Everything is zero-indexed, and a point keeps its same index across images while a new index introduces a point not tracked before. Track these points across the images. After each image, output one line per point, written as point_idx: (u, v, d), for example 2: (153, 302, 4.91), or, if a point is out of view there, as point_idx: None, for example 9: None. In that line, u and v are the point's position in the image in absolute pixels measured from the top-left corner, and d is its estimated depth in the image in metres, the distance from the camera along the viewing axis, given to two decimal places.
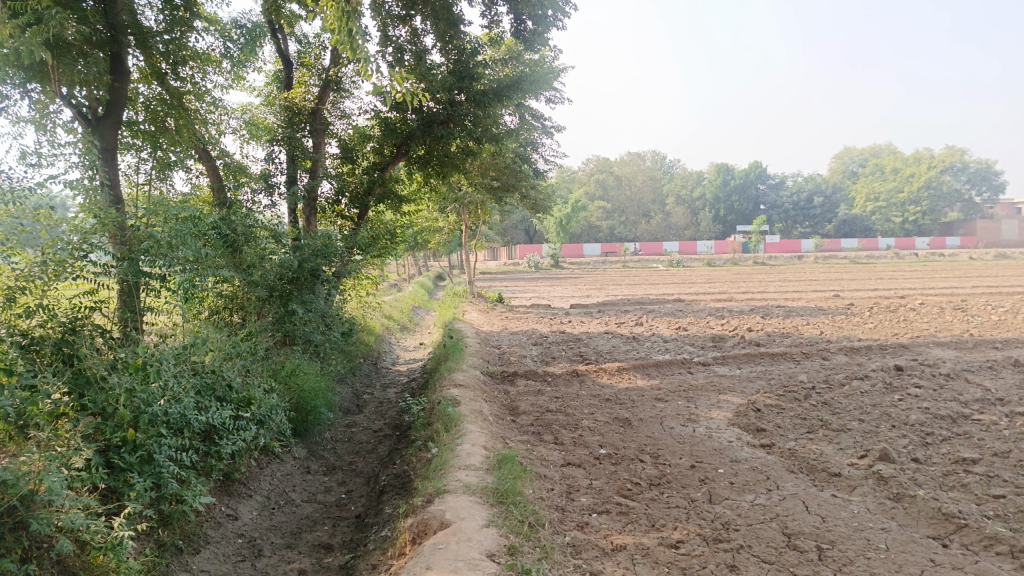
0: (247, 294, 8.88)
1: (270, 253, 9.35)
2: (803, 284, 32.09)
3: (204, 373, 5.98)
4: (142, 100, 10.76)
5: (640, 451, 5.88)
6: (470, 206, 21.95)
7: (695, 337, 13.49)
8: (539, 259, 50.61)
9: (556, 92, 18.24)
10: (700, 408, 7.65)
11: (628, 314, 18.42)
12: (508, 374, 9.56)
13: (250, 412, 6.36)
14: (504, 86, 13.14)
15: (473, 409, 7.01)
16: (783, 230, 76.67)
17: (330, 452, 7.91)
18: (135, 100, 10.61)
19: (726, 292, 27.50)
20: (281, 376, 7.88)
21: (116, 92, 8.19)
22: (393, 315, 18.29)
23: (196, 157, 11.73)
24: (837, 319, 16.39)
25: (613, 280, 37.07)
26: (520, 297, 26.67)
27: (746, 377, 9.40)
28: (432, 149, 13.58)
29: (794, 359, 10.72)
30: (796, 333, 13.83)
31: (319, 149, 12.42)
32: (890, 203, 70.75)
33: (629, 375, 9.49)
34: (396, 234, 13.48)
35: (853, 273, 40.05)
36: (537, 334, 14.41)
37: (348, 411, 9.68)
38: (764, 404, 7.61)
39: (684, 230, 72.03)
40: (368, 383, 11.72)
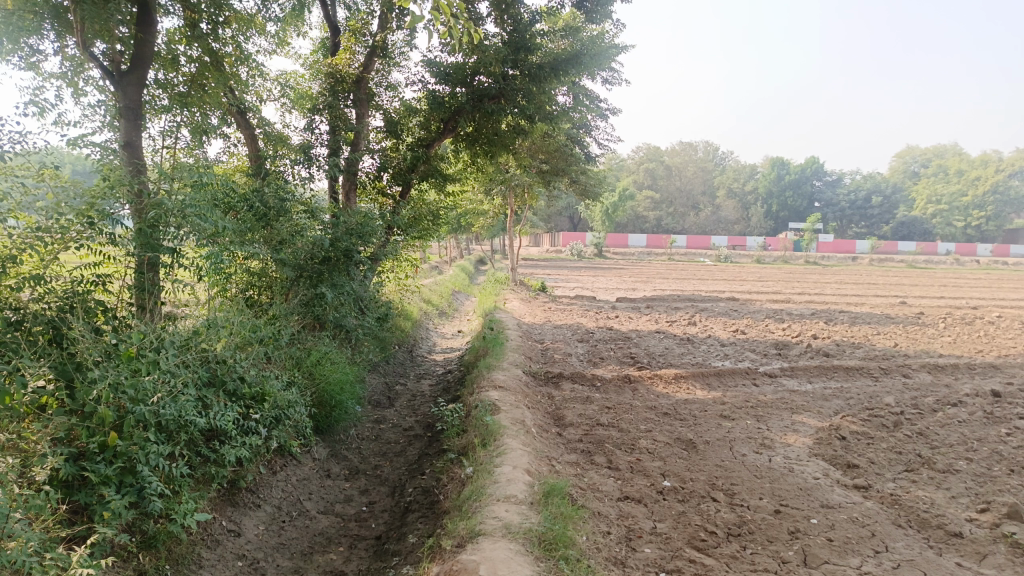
0: (275, 273, 8.13)
1: (303, 227, 8.53)
2: (862, 287, 30.51)
3: (213, 363, 5.25)
4: (183, 61, 10.02)
5: (712, 486, 4.97)
6: (517, 189, 21.07)
7: (755, 342, 12.41)
8: (582, 248, 49.58)
9: (613, 72, 17.25)
10: (774, 431, 6.67)
11: (679, 312, 17.37)
12: (554, 374, 8.69)
13: (262, 411, 5.57)
14: (561, 61, 12.17)
15: (514, 417, 6.17)
16: (837, 229, 73.88)
17: (355, 453, 7.18)
18: (173, 63, 9.89)
19: (781, 292, 26.15)
20: (305, 366, 7.13)
21: (143, 45, 7.53)
22: (432, 299, 17.60)
23: (233, 122, 11.24)
24: (909, 329, 15.10)
25: (661, 273, 35.89)
26: (564, 287, 25.73)
27: (821, 395, 8.35)
28: (482, 126, 12.70)
29: (872, 376, 9.61)
30: (866, 343, 12.66)
31: (362, 121, 11.68)
32: (952, 207, 67.54)
33: (687, 384, 8.55)
34: (439, 215, 12.68)
35: (913, 278, 38.05)
36: (583, 329, 13.52)
37: (378, 405, 8.96)
38: (849, 432, 6.60)
39: (734, 225, 70.07)
40: (401, 374, 11.01)
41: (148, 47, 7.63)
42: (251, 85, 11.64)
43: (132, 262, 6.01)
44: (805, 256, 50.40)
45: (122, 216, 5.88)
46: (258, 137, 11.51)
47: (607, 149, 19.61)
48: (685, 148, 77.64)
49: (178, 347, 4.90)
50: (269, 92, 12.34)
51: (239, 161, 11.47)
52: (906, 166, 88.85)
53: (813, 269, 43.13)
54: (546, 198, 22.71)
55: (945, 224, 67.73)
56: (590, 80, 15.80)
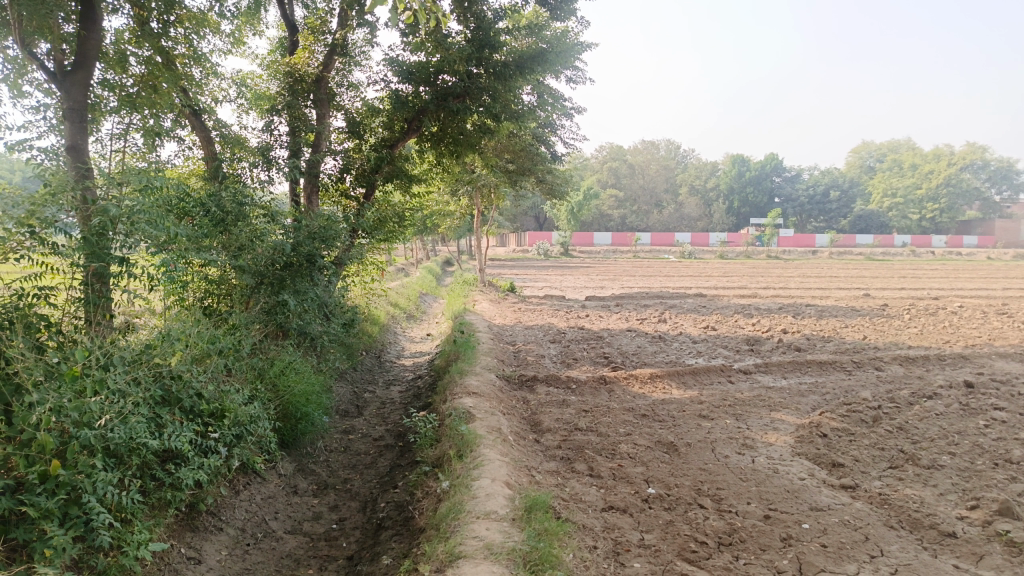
0: (234, 280, 7.76)
1: (263, 232, 8.15)
2: (825, 281, 30.92)
3: (167, 379, 4.90)
4: (134, 62, 9.57)
5: (697, 491, 4.80)
6: (483, 189, 20.80)
7: (728, 339, 12.35)
8: (548, 247, 49.49)
9: (577, 70, 17.10)
10: (754, 430, 6.54)
11: (649, 309, 17.30)
12: (528, 377, 8.47)
13: (222, 429, 5.25)
14: (526, 58, 11.95)
15: (489, 425, 5.92)
16: (798, 224, 75.07)
17: (322, 467, 6.86)
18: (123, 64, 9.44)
19: (747, 287, 26.35)
20: (268, 378, 6.80)
21: (87, 43, 7.12)
22: (400, 302, 17.26)
23: (187, 124, 10.80)
24: (876, 321, 15.22)
25: (628, 270, 35.93)
26: (532, 287, 25.55)
27: (797, 391, 8.27)
28: (446, 125, 12.41)
29: (845, 370, 9.58)
30: (837, 337, 12.69)
31: (323, 121, 11.33)
32: (907, 200, 69.09)
33: (664, 384, 8.40)
34: (404, 217, 12.37)
35: (874, 270, 38.69)
36: (555, 330, 13.33)
37: (346, 415, 8.64)
38: (830, 429, 6.50)
39: (698, 221, 70.71)
40: (370, 380, 10.68)
41: (92, 45, 7.22)
42: (205, 86, 11.21)
43: (80, 273, 5.64)
44: (767, 251, 51.05)
45: (66, 224, 5.49)
46: (214, 139, 11.09)
47: (572, 147, 19.45)
48: (647, 146, 78.12)
49: (127, 365, 4.54)
50: (225, 93, 11.90)
51: (195, 165, 11.02)
52: (862, 161, 90.77)
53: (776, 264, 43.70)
54: (512, 198, 22.48)
55: (901, 217, 69.26)
56: (555, 78, 15.61)
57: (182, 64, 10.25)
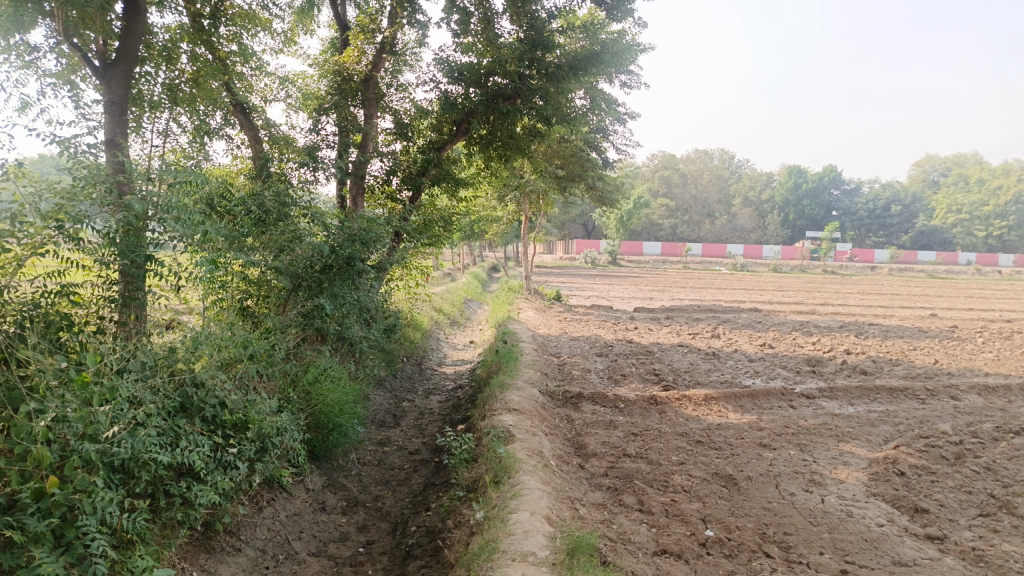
0: (270, 282, 7.46)
1: (302, 233, 7.80)
2: (887, 298, 29.60)
3: (187, 387, 4.61)
4: (186, 62, 9.41)
5: (761, 536, 4.27)
6: (532, 195, 20.38)
7: (786, 358, 11.65)
8: (596, 256, 48.80)
9: (632, 75, 16.56)
10: (822, 464, 5.95)
11: (701, 323, 16.61)
12: (573, 394, 7.99)
13: (245, 442, 4.92)
14: (580, 59, 11.49)
15: (530, 447, 5.46)
16: (856, 238, 72.67)
17: (353, 481, 6.52)
18: (173, 61, 9.29)
19: (804, 303, 25.31)
20: (300, 386, 6.46)
21: (130, 36, 6.95)
22: (444, 308, 16.94)
23: (236, 122, 10.65)
24: (947, 344, 14.26)
25: (678, 282, 35.05)
26: (580, 296, 25.01)
27: (866, 420, 7.60)
28: (496, 129, 12.00)
29: (918, 398, 8.83)
30: (905, 360, 11.86)
31: (370, 122, 11.07)
32: (973, 216, 66.28)
33: (719, 406, 7.82)
34: (450, 221, 12.03)
35: (937, 288, 37.00)
36: (602, 342, 12.80)
37: (382, 425, 8.29)
38: (908, 466, 5.86)
39: (751, 234, 69.05)
40: (409, 389, 10.35)
41: (135, 37, 7.04)
42: (254, 84, 11.06)
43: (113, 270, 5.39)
44: (822, 266, 49.45)
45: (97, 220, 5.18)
46: (262, 139, 10.92)
47: (625, 154, 18.88)
48: (700, 156, 76.68)
49: (145, 371, 4.26)
50: (273, 92, 11.75)
51: (242, 163, 10.87)
52: (926, 175, 87.56)
53: (833, 279, 42.20)
54: (561, 205, 21.98)
55: (966, 234, 66.48)
56: (610, 83, 15.11)
57: (231, 61, 10.09)
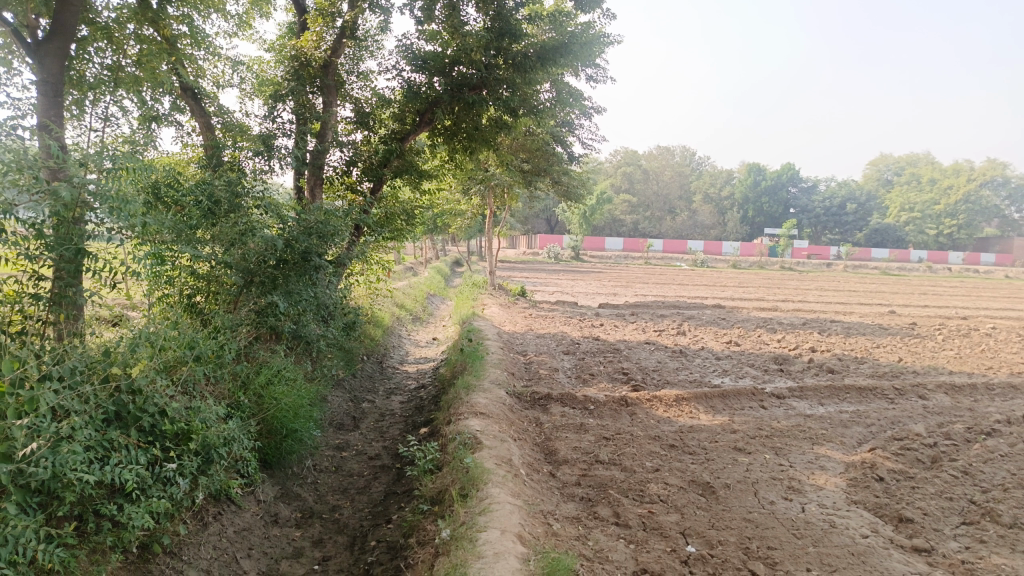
0: (220, 278, 6.99)
1: (256, 225, 7.30)
2: (845, 295, 30.02)
3: (121, 394, 4.18)
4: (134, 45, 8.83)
5: (745, 552, 4.02)
6: (497, 188, 20.04)
7: (753, 356, 11.55)
8: (559, 251, 48.66)
9: (598, 68, 16.33)
10: (799, 470, 5.76)
11: (666, 320, 16.48)
12: (541, 395, 7.70)
13: (188, 453, 4.51)
14: (548, 49, 11.21)
15: (498, 455, 5.15)
16: (813, 236, 73.95)
17: (309, 490, 6.13)
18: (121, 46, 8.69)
19: (766, 299, 25.46)
20: (252, 389, 6.04)
21: (64, 10, 6.38)
22: (405, 304, 16.53)
23: (187, 108, 10.08)
24: (908, 341, 14.36)
25: (640, 277, 35.08)
26: (544, 291, 24.77)
27: (838, 421, 7.47)
28: (461, 119, 11.60)
29: (887, 398, 8.76)
30: (870, 358, 11.85)
31: (329, 109, 10.60)
32: (925, 214, 68.00)
33: (690, 407, 7.62)
34: (413, 215, 11.64)
35: (891, 285, 37.73)
36: (568, 339, 12.55)
37: (341, 428, 7.90)
38: (887, 471, 5.71)
39: (711, 230, 69.72)
40: (369, 389, 9.95)
41: (71, 11, 6.47)
42: (206, 67, 10.50)
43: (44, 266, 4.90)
44: (780, 262, 50.13)
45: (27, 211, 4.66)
46: (215, 126, 10.36)
47: (590, 149, 18.62)
48: (662, 152, 77.14)
49: (74, 378, 3.84)
50: (227, 77, 11.18)
51: (193, 151, 10.31)
52: (880, 174, 89.58)
53: (791, 275, 42.78)
54: (526, 199, 21.69)
55: (917, 232, 68.16)
56: (576, 76, 14.83)
57: (181, 43, 9.52)
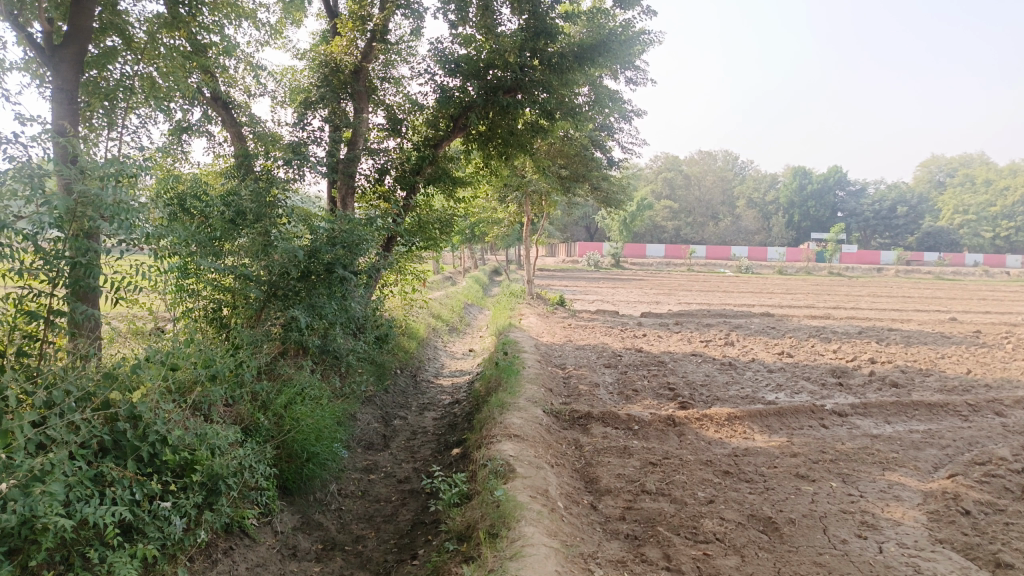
0: (241, 292, 6.65)
1: (281, 236, 6.96)
2: (900, 301, 28.78)
3: (120, 421, 3.85)
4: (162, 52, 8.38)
5: None
6: (534, 195, 19.58)
7: (809, 368, 10.83)
8: (599, 259, 47.98)
9: (638, 70, 15.80)
10: (871, 501, 5.14)
11: (712, 330, 15.79)
12: (581, 414, 7.19)
13: (192, 486, 4.15)
14: (587, 48, 10.74)
15: (533, 486, 4.66)
16: (862, 240, 71.80)
17: (332, 518, 5.72)
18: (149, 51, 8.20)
19: (817, 307, 24.46)
20: (271, 411, 5.69)
21: (79, 12, 6.14)
22: (442, 314, 16.17)
23: (217, 117, 9.87)
24: (975, 351, 13.44)
25: (683, 285, 34.24)
26: (584, 300, 24.23)
27: (909, 443, 6.79)
28: (496, 124, 11.18)
29: (960, 416, 8.01)
30: (936, 370, 11.03)
31: (360, 116, 10.28)
32: (980, 216, 65.40)
33: (743, 427, 7.02)
34: (447, 224, 11.24)
35: (946, 290, 36.16)
36: (610, 351, 12.01)
37: (370, 447, 7.51)
38: (973, 504, 5.06)
39: (755, 235, 68.14)
40: (402, 405, 9.55)
41: (85, 13, 6.22)
42: (237, 77, 10.30)
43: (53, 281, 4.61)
44: (828, 267, 48.59)
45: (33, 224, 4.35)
46: (246, 136, 10.16)
47: (630, 153, 18.06)
48: (704, 156, 75.87)
49: (63, 404, 3.51)
50: (259, 87, 10.98)
51: (224, 162, 10.11)
52: (931, 176, 86.55)
53: (841, 281, 41.37)
54: (565, 206, 21.20)
55: (973, 234, 65.58)
56: (615, 77, 14.33)
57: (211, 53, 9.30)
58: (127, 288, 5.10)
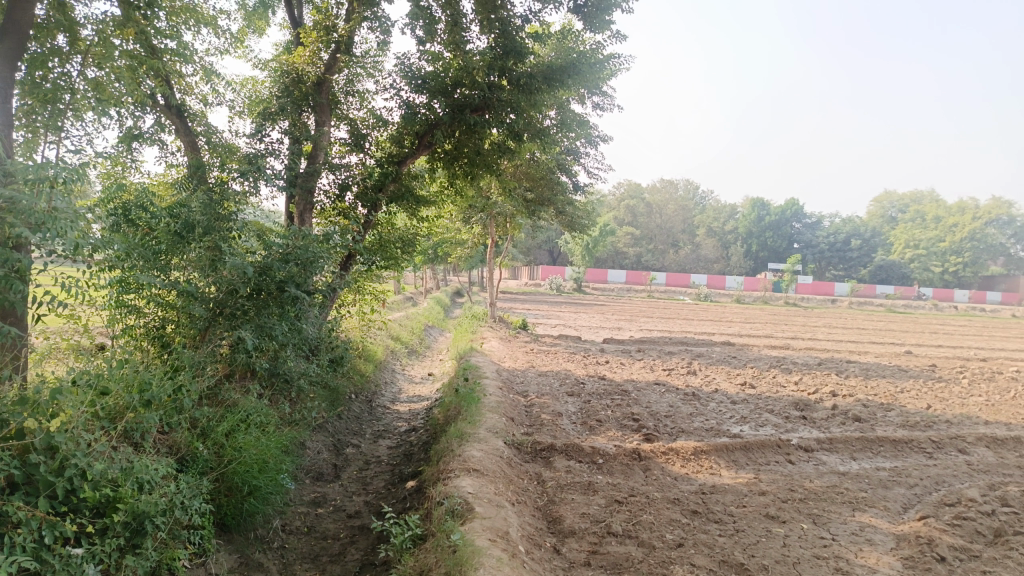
0: (184, 310, 6.20)
1: (230, 251, 6.52)
2: (855, 333, 29.24)
3: (34, 454, 3.45)
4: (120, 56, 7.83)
5: None
6: (498, 217, 19.38)
7: (772, 400, 10.72)
8: (561, 283, 47.95)
9: (605, 96, 15.75)
10: (844, 545, 4.94)
11: (674, 358, 15.67)
12: (543, 446, 6.89)
13: (115, 526, 3.73)
14: (556, 70, 10.57)
15: (493, 528, 4.34)
16: (817, 271, 73.31)
17: (274, 557, 5.31)
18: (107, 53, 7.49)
19: (776, 337, 24.63)
20: (211, 440, 5.27)
21: (18, 6, 5.71)
22: (401, 336, 15.75)
23: (171, 126, 9.41)
24: (931, 385, 13.54)
25: (644, 311, 34.31)
26: (546, 325, 24.03)
27: (877, 481, 6.64)
28: (462, 144, 10.94)
29: (924, 453, 7.93)
30: (897, 404, 11.02)
31: (322, 130, 9.93)
32: (930, 252, 67.33)
33: (710, 462, 6.81)
34: (409, 244, 10.91)
35: (899, 323, 36.92)
36: (572, 378, 11.77)
37: (319, 478, 7.09)
38: (947, 549, 4.89)
39: (714, 264, 69.06)
40: (356, 431, 9.13)
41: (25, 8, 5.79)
42: (194, 85, 9.88)
43: None
44: (785, 297, 49.35)
45: None
46: (201, 146, 9.71)
47: (596, 179, 17.99)
48: (666, 185, 76.83)
49: None
50: (217, 96, 10.58)
51: (177, 173, 9.65)
52: (884, 211, 89.07)
53: (798, 311, 41.98)
54: (529, 229, 21.03)
55: (923, 269, 67.43)
56: (583, 102, 14.25)
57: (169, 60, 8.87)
58: (55, 303, 4.67)
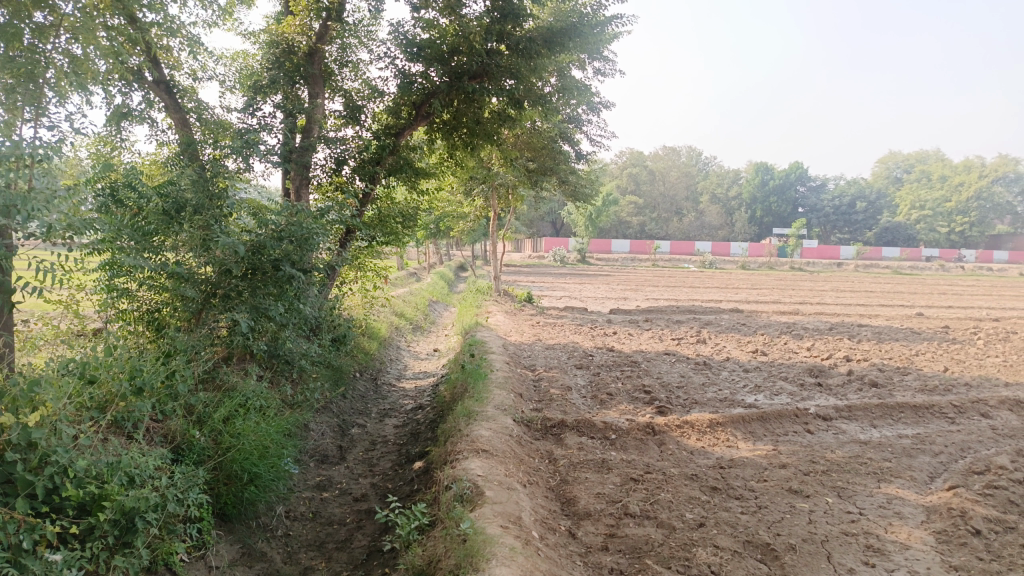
0: (175, 292, 5.94)
1: (221, 230, 6.23)
2: (864, 296, 28.94)
3: (10, 451, 3.24)
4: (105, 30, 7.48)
5: None
6: (500, 188, 19.03)
7: (785, 368, 10.48)
8: (565, 254, 47.61)
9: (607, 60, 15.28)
10: (872, 518, 4.72)
11: (683, 327, 15.43)
12: (554, 422, 6.66)
13: (102, 524, 3.52)
14: (556, 33, 10.16)
15: (505, 513, 4.12)
16: (822, 235, 72.73)
17: (278, 546, 5.11)
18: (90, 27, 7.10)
19: (785, 302, 24.37)
20: (207, 428, 5.04)
21: None
22: (405, 312, 15.50)
23: (160, 102, 9.06)
24: (947, 347, 13.29)
25: (649, 280, 34.00)
26: (551, 297, 23.78)
27: (901, 449, 6.41)
28: (461, 113, 10.57)
29: (947, 418, 7.68)
30: (914, 368, 10.77)
31: (315, 102, 9.55)
32: (936, 212, 66.61)
33: (727, 435, 6.57)
34: (409, 218, 10.60)
35: (906, 285, 36.58)
36: (580, 350, 11.53)
37: (324, 461, 6.89)
38: (982, 522, 4.66)
39: (719, 230, 68.54)
40: (361, 411, 8.92)
41: None
42: (181, 60, 9.50)
43: None
44: (791, 262, 48.95)
45: None
46: (191, 123, 9.38)
47: (599, 146, 17.58)
48: (669, 152, 75.96)
49: None
50: (207, 71, 10.22)
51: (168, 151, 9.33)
52: (889, 172, 88.12)
53: (805, 276, 41.63)
54: (532, 200, 20.67)
55: (929, 230, 66.78)
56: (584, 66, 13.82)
57: (156, 35, 8.50)
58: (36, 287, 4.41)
